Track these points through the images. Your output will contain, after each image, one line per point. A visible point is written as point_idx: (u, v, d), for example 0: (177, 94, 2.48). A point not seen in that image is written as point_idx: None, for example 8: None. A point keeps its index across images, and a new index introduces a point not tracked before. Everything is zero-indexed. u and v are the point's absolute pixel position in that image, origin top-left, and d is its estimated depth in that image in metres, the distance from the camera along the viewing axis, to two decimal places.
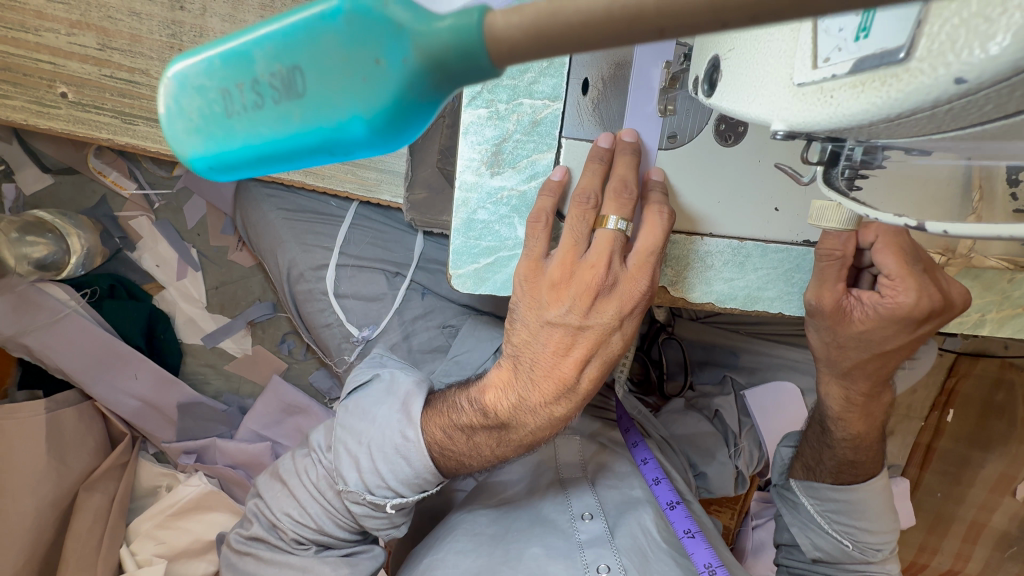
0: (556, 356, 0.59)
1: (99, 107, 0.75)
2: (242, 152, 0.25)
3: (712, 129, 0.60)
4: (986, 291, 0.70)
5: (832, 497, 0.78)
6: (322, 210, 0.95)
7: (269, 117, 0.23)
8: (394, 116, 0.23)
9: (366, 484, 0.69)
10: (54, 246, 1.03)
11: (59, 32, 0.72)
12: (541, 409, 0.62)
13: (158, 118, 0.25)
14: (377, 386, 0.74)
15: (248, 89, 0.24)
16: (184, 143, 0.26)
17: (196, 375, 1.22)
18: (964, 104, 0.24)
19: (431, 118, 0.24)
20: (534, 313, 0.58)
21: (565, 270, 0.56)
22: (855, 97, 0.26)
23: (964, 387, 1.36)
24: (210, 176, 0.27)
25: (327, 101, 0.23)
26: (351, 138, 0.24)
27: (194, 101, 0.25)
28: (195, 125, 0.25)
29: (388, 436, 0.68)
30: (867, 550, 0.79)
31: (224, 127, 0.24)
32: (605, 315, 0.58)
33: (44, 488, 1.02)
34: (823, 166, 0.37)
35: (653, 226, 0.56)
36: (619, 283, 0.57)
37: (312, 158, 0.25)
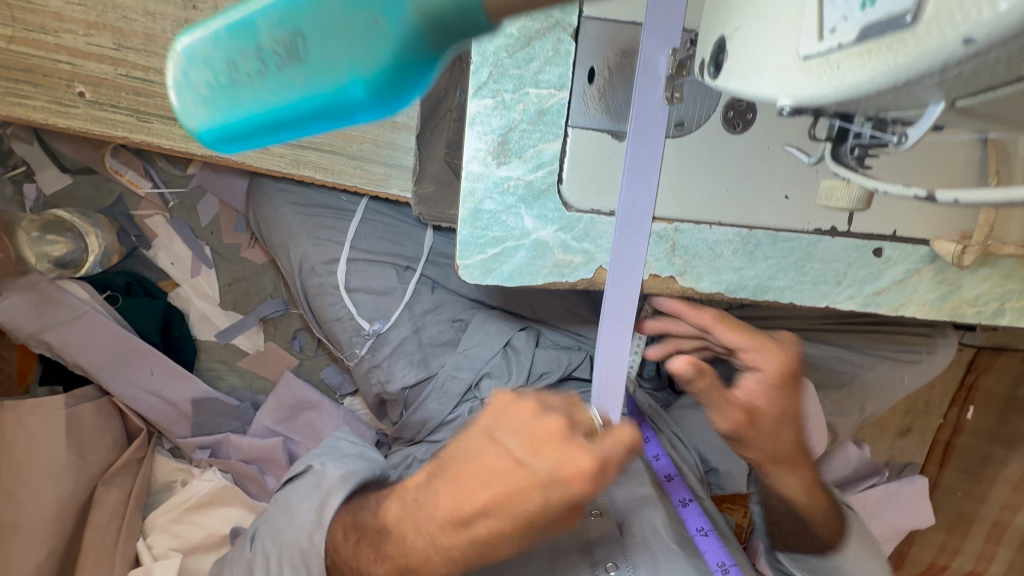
0: (479, 485, 0.53)
1: (115, 106, 0.77)
2: (246, 120, 0.26)
3: (720, 116, 0.60)
4: (1005, 279, 0.68)
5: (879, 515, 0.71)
6: (333, 204, 0.96)
7: (274, 83, 0.24)
8: (394, 78, 0.24)
9: (286, 568, 0.68)
10: (73, 244, 1.06)
11: (77, 33, 0.74)
12: (434, 545, 0.56)
13: (169, 94, 0.26)
14: (307, 479, 0.74)
15: (253, 57, 0.25)
16: (193, 117, 0.26)
17: (211, 371, 1.24)
18: (972, 69, 0.23)
19: (431, 78, 0.25)
20: (480, 428, 0.55)
21: (529, 408, 0.53)
22: (862, 66, 0.26)
23: (985, 383, 1.33)
24: (217, 148, 0.28)
25: (329, 65, 0.24)
26: (352, 101, 0.24)
27: (202, 73, 0.25)
28: (205, 98, 0.26)
29: (298, 538, 0.68)
30: None
31: (231, 97, 0.25)
32: (539, 469, 0.50)
33: (64, 482, 1.04)
34: (831, 143, 0.36)
35: (607, 442, 0.51)
36: (558, 467, 0.50)
37: (316, 125, 0.26)
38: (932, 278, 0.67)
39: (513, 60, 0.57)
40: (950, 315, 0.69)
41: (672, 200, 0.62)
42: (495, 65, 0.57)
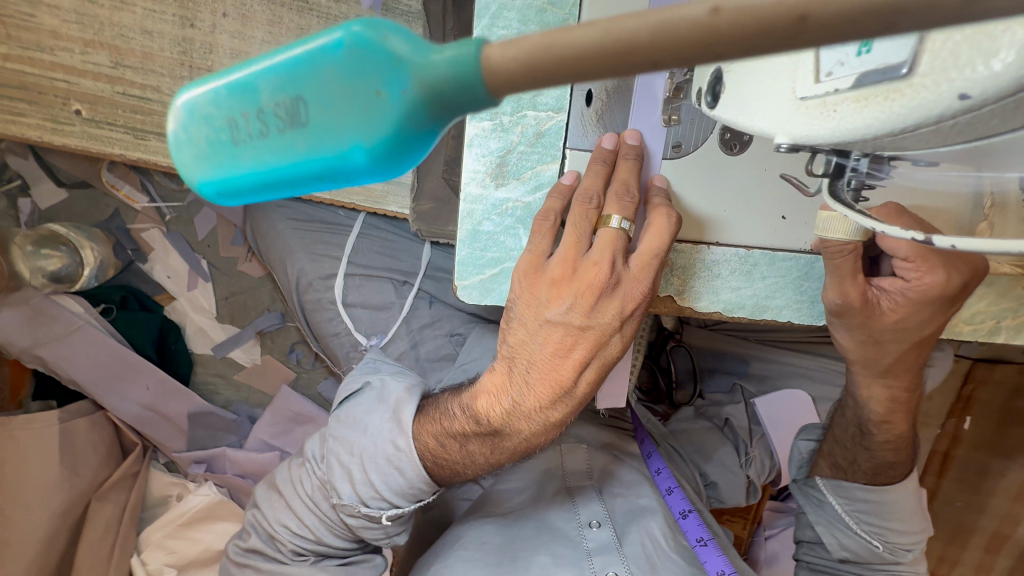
0: (555, 357, 0.58)
1: (112, 123, 0.77)
2: (247, 178, 0.25)
3: (716, 138, 0.60)
4: (1001, 297, 0.69)
5: (862, 498, 0.77)
6: (329, 219, 0.96)
7: (274, 145, 0.24)
8: (393, 146, 0.23)
9: (360, 496, 0.69)
10: (67, 258, 1.06)
11: (74, 52, 0.74)
12: (535, 414, 0.60)
13: (168, 146, 0.26)
14: (368, 395, 0.74)
15: (253, 118, 0.24)
16: (192, 169, 0.26)
17: (207, 384, 1.23)
18: (967, 119, 0.24)
19: (429, 147, 0.24)
20: (533, 311, 0.57)
21: (566, 267, 0.55)
22: (859, 111, 0.26)
23: (982, 394, 1.34)
24: (219, 201, 0.27)
25: (330, 131, 0.23)
26: (353, 165, 0.24)
27: (202, 130, 0.25)
28: (203, 152, 0.25)
29: (380, 447, 0.68)
30: (897, 550, 0.77)
31: (231, 156, 0.25)
32: (606, 315, 0.56)
33: (57, 498, 1.03)
34: (829, 177, 0.40)
35: (658, 229, 0.55)
36: (622, 282, 0.56)
37: (316, 184, 0.25)
38: None
39: None
40: (947, 332, 0.70)
41: None
42: None
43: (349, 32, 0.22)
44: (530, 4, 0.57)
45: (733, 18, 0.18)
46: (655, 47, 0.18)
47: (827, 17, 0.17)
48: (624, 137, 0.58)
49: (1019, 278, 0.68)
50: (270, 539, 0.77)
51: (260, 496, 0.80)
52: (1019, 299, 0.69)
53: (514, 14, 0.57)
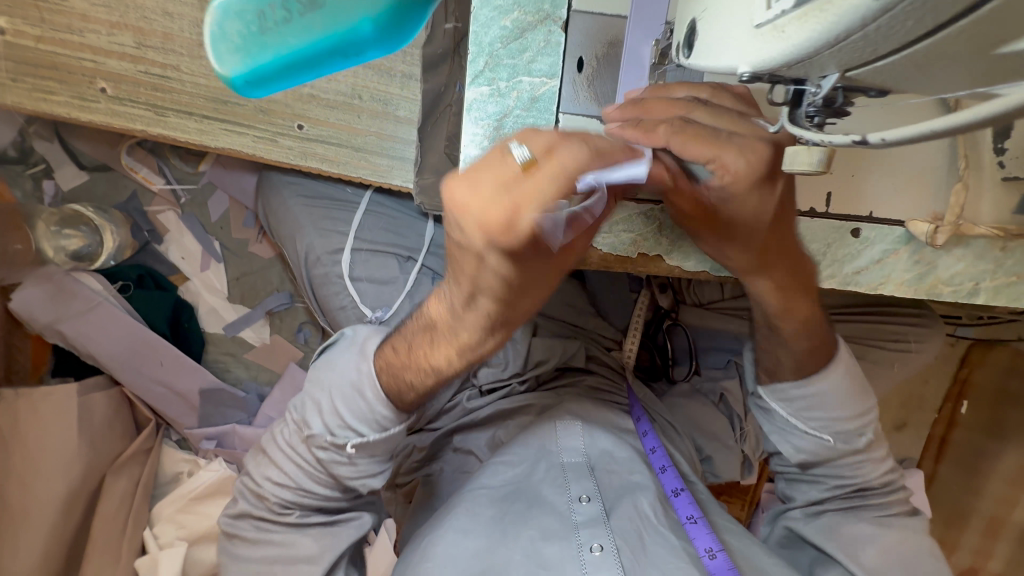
0: (473, 317, 0.61)
1: (135, 100, 0.82)
2: (276, 59, 0.42)
3: None
4: (979, 260, 0.72)
5: (800, 394, 0.81)
6: (338, 197, 1.00)
7: (296, 31, 0.40)
8: (389, 23, 0.42)
9: (329, 426, 0.73)
10: (88, 238, 1.11)
11: (101, 33, 0.79)
12: (470, 345, 0.65)
13: (211, 44, 0.42)
14: (341, 344, 0.79)
15: (278, 8, 0.40)
16: (230, 62, 0.42)
17: (218, 363, 1.27)
18: (888, 21, 0.26)
19: (408, 32, 0.44)
20: (449, 285, 0.59)
21: (526, 223, 0.56)
22: (800, 27, 0.29)
23: (977, 377, 1.37)
24: (247, 88, 0.44)
25: (341, 12, 0.40)
26: (363, 37, 0.42)
27: (236, 23, 0.41)
28: (239, 44, 0.41)
29: (346, 375, 0.73)
30: (847, 438, 0.82)
31: (262, 41, 0.41)
32: (497, 298, 0.57)
33: (75, 469, 1.07)
34: (790, 106, 0.40)
35: (567, 213, 0.50)
36: (505, 272, 0.53)
37: (336, 61, 0.44)
38: (907, 258, 0.72)
39: (506, 52, 0.62)
40: (927, 294, 0.74)
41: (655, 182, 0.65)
42: (490, 56, 0.62)
43: None
44: None
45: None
46: None
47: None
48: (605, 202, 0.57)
49: (996, 240, 0.71)
50: (259, 499, 0.80)
51: (248, 457, 0.85)
52: (996, 261, 0.72)
53: None
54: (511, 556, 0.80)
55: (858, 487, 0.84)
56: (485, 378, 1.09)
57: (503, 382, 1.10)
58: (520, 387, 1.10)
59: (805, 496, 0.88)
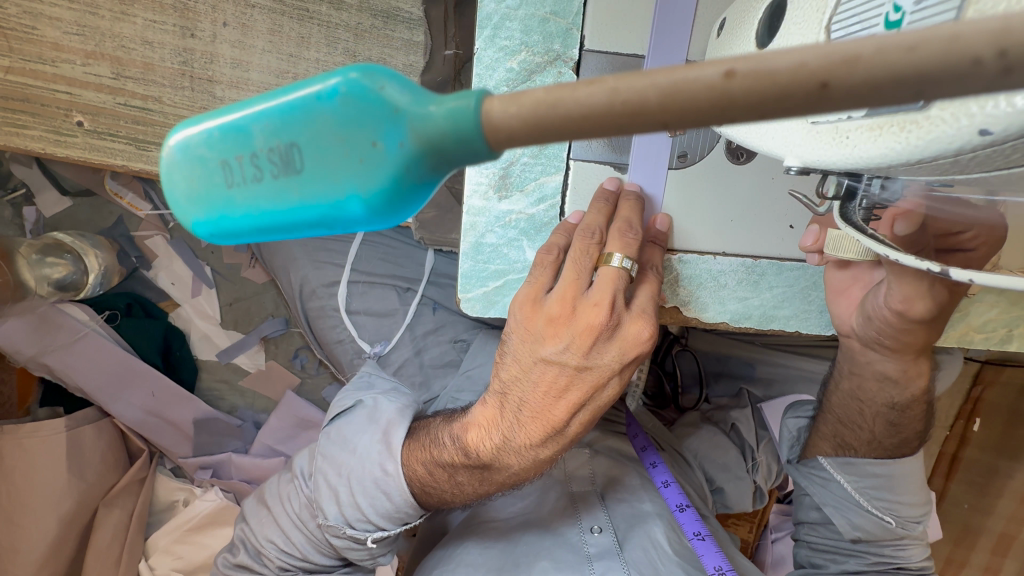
0: (548, 397, 0.55)
1: (114, 135, 0.76)
2: (241, 222, 0.26)
3: (722, 147, 0.59)
4: (1013, 306, 0.68)
5: (872, 472, 0.76)
6: None
7: (268, 191, 0.24)
8: (389, 198, 0.24)
9: (345, 518, 0.69)
10: (72, 266, 1.04)
11: (75, 63, 0.73)
12: (525, 451, 0.59)
13: (162, 187, 0.26)
14: (359, 413, 0.75)
15: (247, 163, 0.24)
16: (186, 211, 0.26)
17: (212, 391, 1.23)
18: (988, 153, 0.23)
19: (428, 196, 0.25)
20: (528, 348, 0.55)
21: (565, 307, 0.52)
22: (873, 140, 0.25)
23: (989, 395, 1.33)
24: (211, 241, 0.28)
25: (325, 178, 0.23)
26: (349, 215, 0.24)
27: (193, 170, 0.25)
28: (196, 192, 0.26)
29: (367, 473, 0.68)
30: (907, 523, 0.77)
31: (224, 198, 0.25)
32: (605, 357, 0.54)
33: (65, 504, 1.04)
34: (841, 201, 0.41)
35: (649, 286, 0.55)
36: (623, 325, 0.53)
37: (312, 229, 0.26)
38: None
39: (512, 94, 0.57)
40: (958, 342, 0.69)
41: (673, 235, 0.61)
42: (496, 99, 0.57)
43: (345, 80, 0.23)
44: (534, 15, 0.56)
45: (747, 82, 0.17)
46: (663, 109, 0.19)
47: (852, 87, 0.17)
48: (655, 222, 0.60)
49: None
50: (258, 555, 0.78)
51: (247, 509, 0.81)
52: None
53: (517, 24, 0.56)
54: None
55: (898, 565, 0.78)
56: None
57: None
58: None
59: (840, 566, 0.80)
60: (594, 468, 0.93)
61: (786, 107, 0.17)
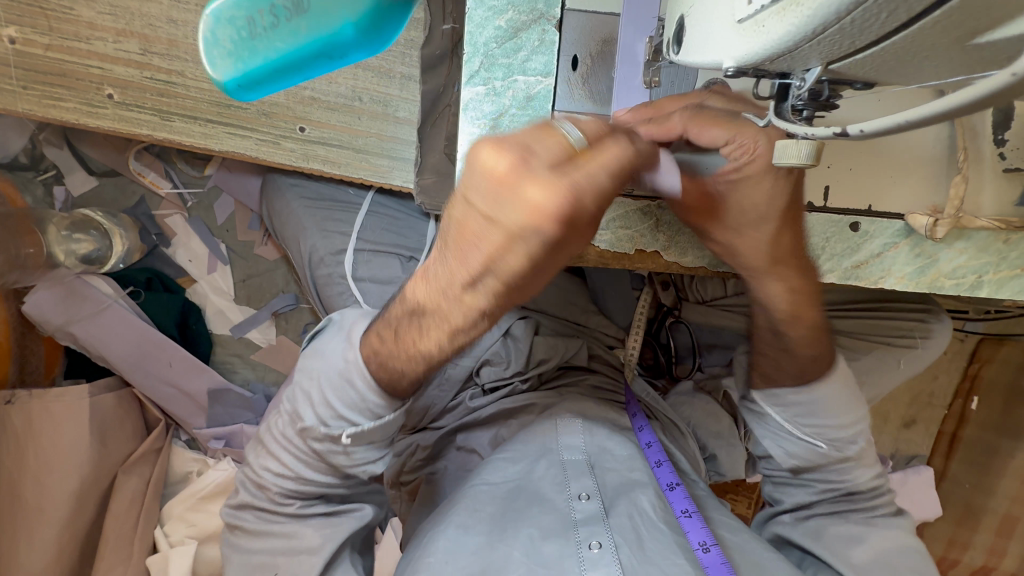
0: (470, 263, 0.44)
1: (140, 106, 0.83)
2: (265, 65, 0.39)
3: (699, 97, 0.63)
4: (982, 253, 0.72)
5: (836, 420, 0.79)
6: (340, 198, 1.02)
7: (285, 31, 0.37)
8: (370, 22, 0.37)
9: (321, 418, 0.71)
10: (98, 241, 1.13)
11: (107, 41, 0.81)
12: (453, 304, 0.49)
13: (203, 47, 0.38)
14: (330, 329, 0.77)
15: (267, 14, 0.37)
16: (221, 67, 0.39)
17: (225, 364, 1.29)
18: (862, 12, 0.26)
19: (398, 23, 0.39)
20: (462, 205, 0.41)
21: (516, 164, 0.38)
22: (780, 22, 0.29)
23: (987, 373, 1.37)
24: (238, 93, 0.40)
25: (324, 15, 0.37)
26: (344, 40, 0.38)
27: (227, 30, 0.38)
28: (233, 47, 0.38)
29: (333, 366, 0.70)
30: (866, 466, 0.82)
31: (251, 47, 0.38)
32: (547, 244, 0.40)
33: (86, 469, 1.09)
34: (774, 100, 0.41)
35: (614, 151, 0.41)
36: (572, 204, 0.38)
37: (315, 61, 0.39)
38: (908, 251, 0.71)
39: (501, 50, 0.63)
40: (929, 288, 0.73)
41: None
42: (486, 56, 0.63)
43: None
44: None
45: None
46: None
47: None
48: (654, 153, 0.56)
49: (998, 233, 0.70)
50: (259, 491, 0.78)
51: (246, 450, 0.83)
52: (999, 254, 0.72)
53: None
54: (510, 554, 0.77)
55: (874, 513, 0.81)
56: (488, 377, 1.08)
57: (505, 381, 1.08)
58: (521, 386, 1.08)
59: (813, 513, 0.84)
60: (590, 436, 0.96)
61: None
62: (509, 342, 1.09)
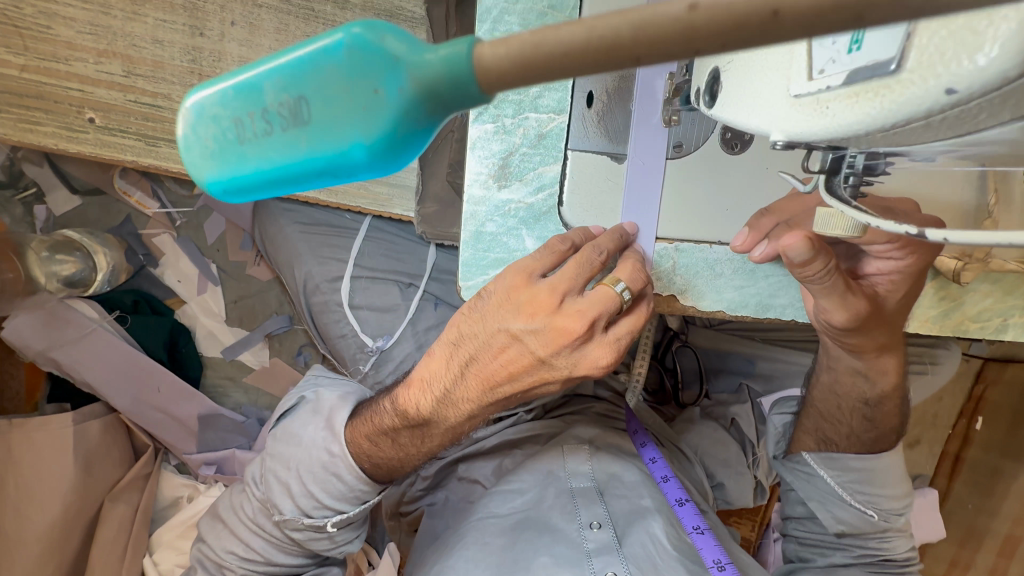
0: (499, 362, 0.56)
1: (124, 131, 0.78)
2: (252, 177, 0.27)
3: (717, 138, 0.60)
4: (1009, 295, 0.69)
5: (853, 467, 0.77)
6: (336, 223, 0.97)
7: (278, 143, 0.25)
8: (391, 144, 0.24)
9: (301, 509, 0.71)
10: (81, 263, 1.08)
11: (88, 62, 0.76)
12: (461, 405, 0.60)
13: (178, 146, 0.27)
14: (303, 408, 0.78)
15: (258, 118, 0.25)
16: (199, 169, 0.27)
17: (216, 387, 1.24)
18: (957, 112, 0.26)
19: (427, 141, 0.25)
20: (497, 318, 0.55)
21: (552, 294, 0.52)
22: (851, 107, 0.28)
23: (992, 395, 1.34)
24: (226, 198, 0.29)
25: (331, 129, 0.24)
26: (353, 163, 0.25)
27: (209, 129, 0.26)
28: (209, 151, 0.27)
29: (317, 458, 0.71)
30: (889, 516, 0.79)
31: (236, 154, 0.26)
32: (567, 360, 0.54)
33: (71, 498, 1.04)
34: (825, 174, 0.40)
35: (636, 316, 0.55)
36: (590, 345, 0.54)
37: (319, 181, 0.27)
38: (933, 294, 0.68)
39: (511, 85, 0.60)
40: (953, 331, 0.70)
41: (675, 222, 0.62)
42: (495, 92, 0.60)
43: (349, 34, 0.23)
44: (532, 9, 0.59)
45: (711, 13, 0.18)
46: (637, 39, 0.19)
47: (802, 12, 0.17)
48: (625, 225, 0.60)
49: None
50: (217, 571, 0.79)
51: (202, 529, 0.83)
52: None
53: (515, 17, 0.59)
54: None
55: (884, 557, 0.79)
56: None
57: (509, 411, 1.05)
58: (526, 416, 1.06)
59: (827, 559, 0.81)
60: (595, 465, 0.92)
61: (745, 35, 0.18)
62: None
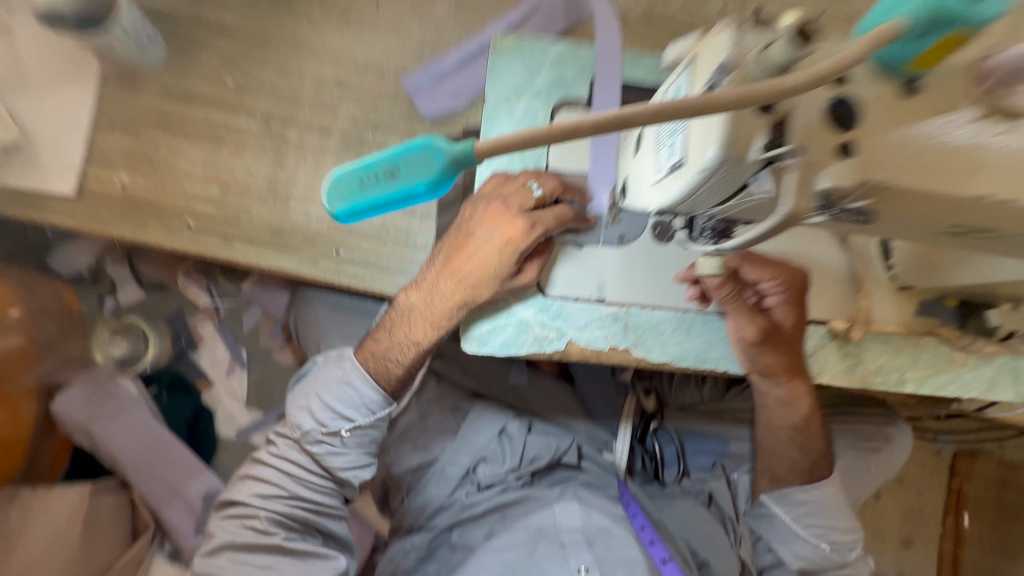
0: (457, 251, 0.82)
1: (210, 232, 1.03)
2: (367, 208, 0.45)
3: (650, 232, 0.84)
4: (899, 353, 0.86)
5: (802, 501, 1.02)
6: (360, 309, 1.19)
7: (386, 189, 0.45)
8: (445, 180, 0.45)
9: (321, 423, 0.90)
10: (134, 344, 1.31)
11: (195, 184, 1.03)
12: (433, 286, 0.83)
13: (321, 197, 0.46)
14: (316, 365, 0.95)
15: (374, 176, 0.44)
16: (334, 208, 0.45)
17: (225, 468, 1.33)
18: (713, 182, 0.48)
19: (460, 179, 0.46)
20: (461, 220, 0.84)
21: (490, 192, 0.81)
22: (672, 181, 0.51)
23: (970, 489, 1.48)
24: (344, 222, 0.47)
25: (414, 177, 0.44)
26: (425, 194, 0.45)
27: (342, 185, 0.45)
28: (340, 197, 0.45)
29: (333, 378, 0.90)
30: (840, 551, 1.02)
31: (359, 196, 0.45)
32: (498, 233, 0.78)
33: (69, 574, 1.06)
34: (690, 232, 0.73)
35: (552, 211, 0.78)
36: (510, 220, 0.78)
37: (402, 205, 0.46)
38: (835, 352, 0.86)
39: None
40: (862, 383, 0.86)
41: (623, 292, 0.83)
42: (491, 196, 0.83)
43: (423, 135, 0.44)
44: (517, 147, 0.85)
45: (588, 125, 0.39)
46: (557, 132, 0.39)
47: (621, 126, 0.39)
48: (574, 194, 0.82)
49: (908, 337, 0.86)
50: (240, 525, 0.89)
51: (226, 497, 0.93)
52: (912, 356, 0.86)
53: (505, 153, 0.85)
54: None
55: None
56: (484, 474, 1.15)
57: (500, 477, 1.15)
58: (515, 482, 1.15)
59: None
60: (587, 519, 1.00)
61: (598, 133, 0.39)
62: (505, 440, 1.18)
